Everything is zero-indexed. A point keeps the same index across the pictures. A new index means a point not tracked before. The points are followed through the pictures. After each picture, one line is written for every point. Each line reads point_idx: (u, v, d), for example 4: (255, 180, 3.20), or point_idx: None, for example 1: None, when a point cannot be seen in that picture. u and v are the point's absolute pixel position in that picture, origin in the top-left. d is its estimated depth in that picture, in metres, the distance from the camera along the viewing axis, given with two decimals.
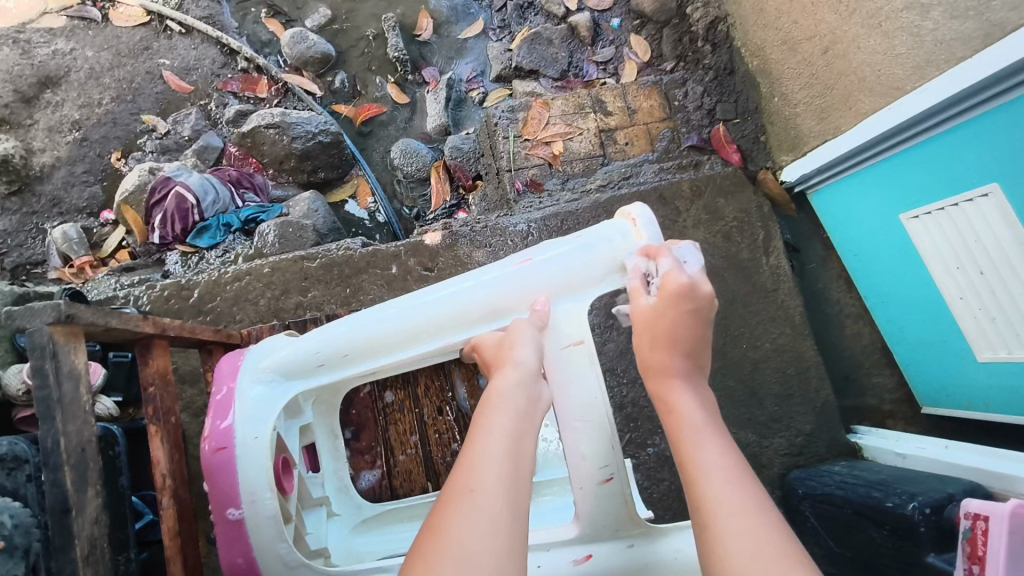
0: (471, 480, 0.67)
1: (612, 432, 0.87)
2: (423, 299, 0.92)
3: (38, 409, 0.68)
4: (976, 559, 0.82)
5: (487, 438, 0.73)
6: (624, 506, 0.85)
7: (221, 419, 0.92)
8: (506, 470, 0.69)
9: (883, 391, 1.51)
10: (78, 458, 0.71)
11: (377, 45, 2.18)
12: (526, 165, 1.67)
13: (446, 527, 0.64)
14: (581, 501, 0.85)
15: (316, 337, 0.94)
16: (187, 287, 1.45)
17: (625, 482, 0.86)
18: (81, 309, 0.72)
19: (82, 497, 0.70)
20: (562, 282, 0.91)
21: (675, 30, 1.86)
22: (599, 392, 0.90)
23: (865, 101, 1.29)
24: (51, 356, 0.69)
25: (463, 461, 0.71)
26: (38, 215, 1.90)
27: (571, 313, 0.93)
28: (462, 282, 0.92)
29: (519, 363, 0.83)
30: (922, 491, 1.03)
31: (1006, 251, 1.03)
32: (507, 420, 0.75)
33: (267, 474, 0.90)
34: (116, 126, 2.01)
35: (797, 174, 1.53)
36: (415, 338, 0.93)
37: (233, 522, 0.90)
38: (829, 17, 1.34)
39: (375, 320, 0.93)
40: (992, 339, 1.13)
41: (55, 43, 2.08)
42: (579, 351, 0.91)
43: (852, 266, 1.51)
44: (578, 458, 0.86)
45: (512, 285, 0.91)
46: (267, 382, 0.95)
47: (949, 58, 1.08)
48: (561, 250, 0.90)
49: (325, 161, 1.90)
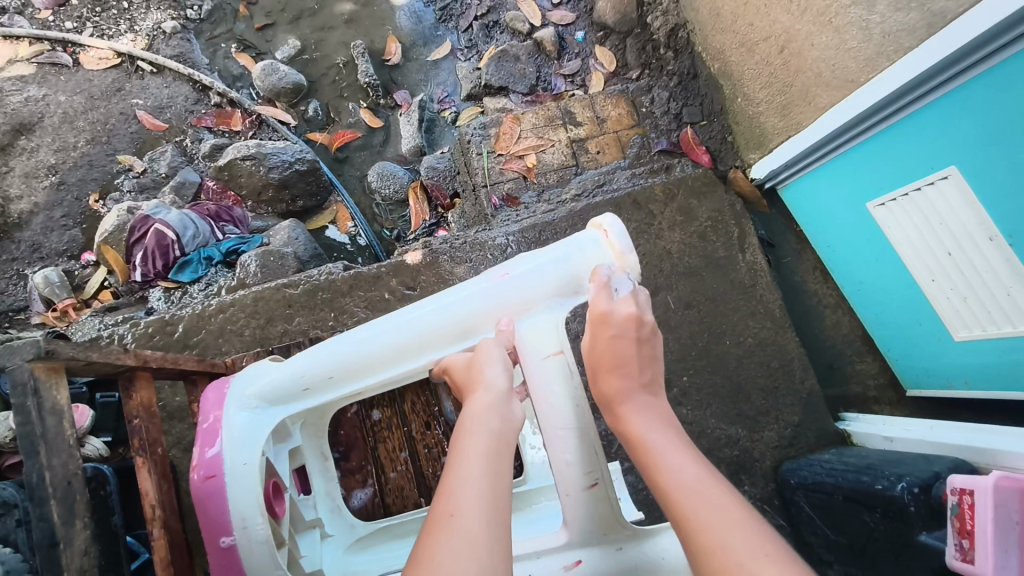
0: (450, 505, 0.69)
1: (595, 440, 0.88)
2: (403, 317, 0.94)
3: (22, 445, 0.69)
4: (966, 533, 0.83)
5: (463, 462, 0.74)
6: (612, 509, 0.86)
7: (208, 447, 0.93)
8: (486, 495, 0.70)
9: (866, 377, 1.54)
10: (65, 492, 0.71)
11: (347, 72, 2.21)
12: (501, 179, 1.70)
13: (429, 552, 0.64)
14: (568, 507, 0.86)
15: (300, 361, 0.96)
16: (171, 322, 1.45)
17: (610, 485, 0.87)
18: (60, 344, 0.72)
19: (70, 529, 0.70)
20: (538, 295, 0.93)
21: (638, 39, 1.91)
22: (581, 397, 0.90)
23: (824, 96, 1.32)
24: (33, 393, 0.70)
25: (444, 484, 0.72)
26: (18, 262, 1.90)
27: (545, 325, 0.94)
28: (440, 298, 0.94)
29: (488, 384, 0.84)
30: (908, 472, 1.05)
31: (971, 232, 1.06)
32: (484, 441, 0.77)
33: (257, 499, 0.90)
34: (93, 168, 2.02)
35: (765, 170, 1.57)
36: (397, 357, 0.95)
37: (225, 549, 0.90)
38: (782, 18, 1.38)
39: (356, 341, 0.94)
40: (966, 318, 1.16)
41: (28, 90, 2.09)
42: (558, 362, 0.91)
43: (827, 256, 1.54)
44: (563, 465, 0.86)
45: (489, 299, 0.93)
46: (253, 408, 0.96)
47: (898, 49, 1.12)
48: (538, 263, 0.92)
49: (303, 189, 1.92)
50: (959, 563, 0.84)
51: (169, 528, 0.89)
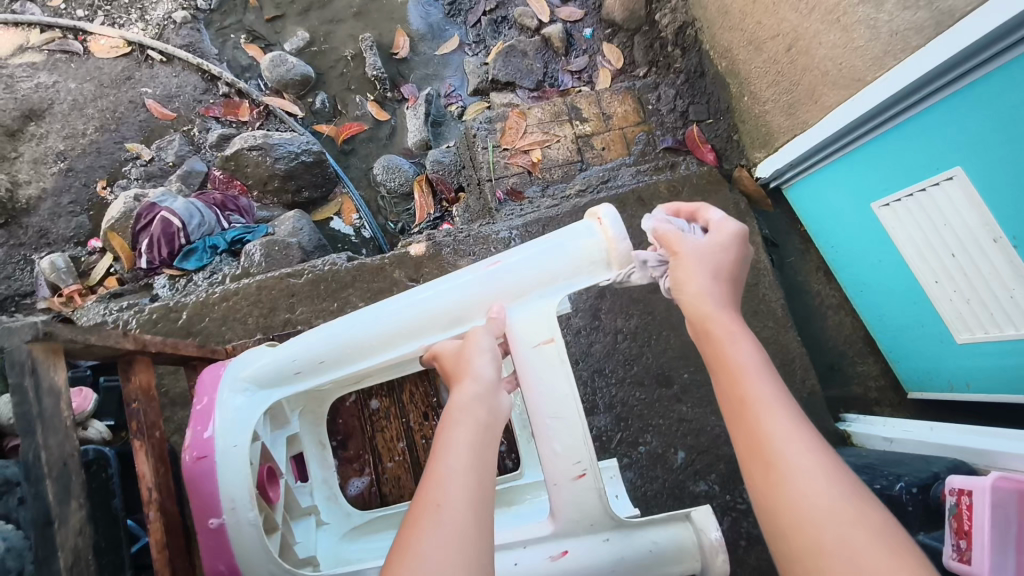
0: (438, 494, 0.69)
1: (584, 430, 0.86)
2: (398, 301, 0.94)
3: (19, 425, 0.69)
4: (963, 534, 0.84)
5: (448, 452, 0.74)
6: (599, 501, 0.85)
7: (202, 429, 0.94)
8: (471, 488, 0.70)
9: (868, 379, 1.53)
10: (60, 473, 0.71)
11: (355, 65, 2.22)
12: (506, 174, 1.70)
13: (414, 542, 0.64)
14: (555, 496, 0.85)
15: (294, 345, 0.96)
16: (175, 309, 1.47)
17: (600, 476, 0.85)
18: (59, 325, 0.73)
19: (65, 508, 0.71)
20: (532, 283, 0.91)
21: (646, 37, 1.92)
22: (571, 388, 0.88)
23: (830, 94, 1.32)
24: (30, 372, 0.70)
25: (429, 474, 0.72)
26: (26, 247, 1.92)
27: (538, 313, 0.92)
28: (435, 285, 0.94)
29: (478, 375, 0.83)
30: (907, 472, 1.05)
31: (975, 233, 1.06)
32: (472, 431, 0.77)
33: (246, 482, 0.91)
34: (101, 155, 2.03)
35: (770, 169, 1.57)
36: (389, 343, 0.94)
37: (214, 531, 0.91)
38: (790, 16, 1.37)
39: (350, 325, 0.94)
40: (969, 320, 1.15)
41: (38, 77, 2.11)
42: (549, 350, 0.90)
43: (831, 256, 1.54)
44: (552, 456, 0.85)
45: (481, 288, 0.92)
46: (244, 392, 0.97)
47: (905, 47, 1.12)
48: (532, 252, 0.91)
49: (309, 180, 1.93)
50: (955, 564, 0.84)
51: (165, 510, 0.90)
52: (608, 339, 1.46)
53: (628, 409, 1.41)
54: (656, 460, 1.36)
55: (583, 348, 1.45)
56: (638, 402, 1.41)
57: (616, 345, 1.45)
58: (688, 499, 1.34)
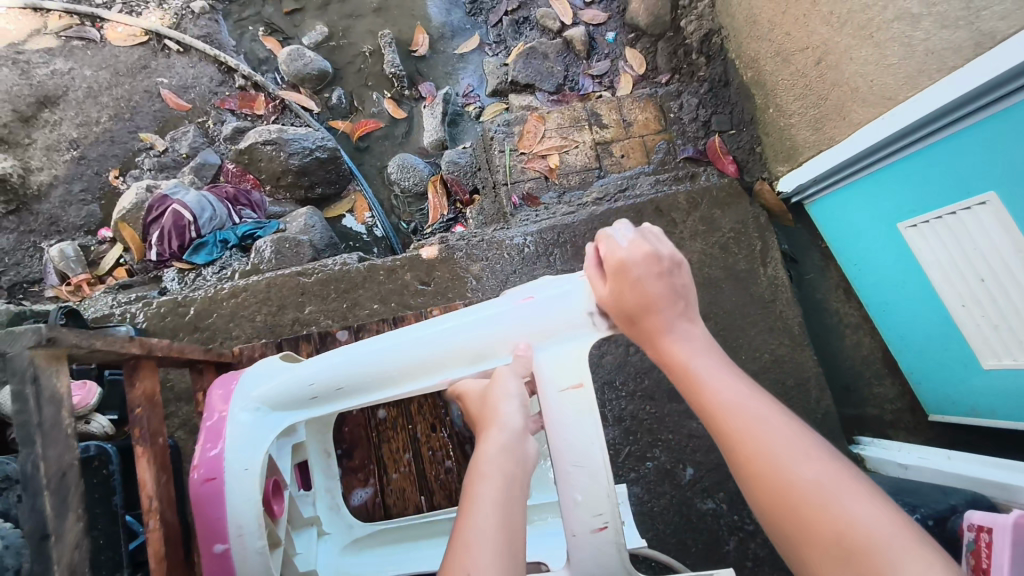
0: (467, 561, 0.67)
1: (608, 482, 0.80)
2: (424, 331, 0.91)
3: (18, 434, 0.67)
4: (981, 572, 0.81)
5: (476, 512, 0.72)
6: (619, 558, 0.78)
7: (210, 447, 0.93)
8: (503, 554, 0.67)
9: (884, 402, 1.50)
10: (59, 483, 0.70)
11: (373, 61, 2.20)
12: (523, 178, 1.68)
13: None
14: (572, 548, 0.79)
15: (311, 369, 0.94)
16: (183, 304, 1.45)
17: (621, 529, 0.79)
18: (63, 331, 0.72)
19: (63, 522, 0.69)
20: (563, 322, 0.88)
21: (669, 43, 1.88)
22: (600, 437, 0.82)
23: (858, 111, 1.29)
24: (32, 380, 0.69)
25: (458, 540, 0.70)
26: (36, 234, 1.91)
27: (567, 355, 0.87)
28: (462, 317, 0.91)
29: (505, 423, 0.82)
30: (924, 502, 1.03)
31: (1007, 259, 1.02)
32: (497, 486, 0.75)
33: (256, 506, 0.89)
34: (114, 144, 2.02)
35: (793, 184, 1.53)
36: (408, 375, 0.91)
37: (218, 556, 0.89)
38: (821, 29, 1.34)
39: (369, 353, 0.91)
40: (996, 346, 1.11)
41: (54, 63, 2.09)
42: (577, 395, 0.84)
43: (852, 274, 1.50)
44: (573, 506, 0.79)
45: (510, 323, 0.89)
46: (255, 410, 0.95)
47: (941, 67, 1.08)
48: (566, 291, 0.89)
49: (322, 177, 1.91)
50: None
51: (165, 520, 0.89)
52: (620, 351, 1.43)
53: (638, 422, 1.38)
54: (664, 476, 1.34)
55: (595, 358, 1.42)
56: (648, 415, 1.38)
57: (628, 357, 1.42)
58: (695, 517, 1.31)
